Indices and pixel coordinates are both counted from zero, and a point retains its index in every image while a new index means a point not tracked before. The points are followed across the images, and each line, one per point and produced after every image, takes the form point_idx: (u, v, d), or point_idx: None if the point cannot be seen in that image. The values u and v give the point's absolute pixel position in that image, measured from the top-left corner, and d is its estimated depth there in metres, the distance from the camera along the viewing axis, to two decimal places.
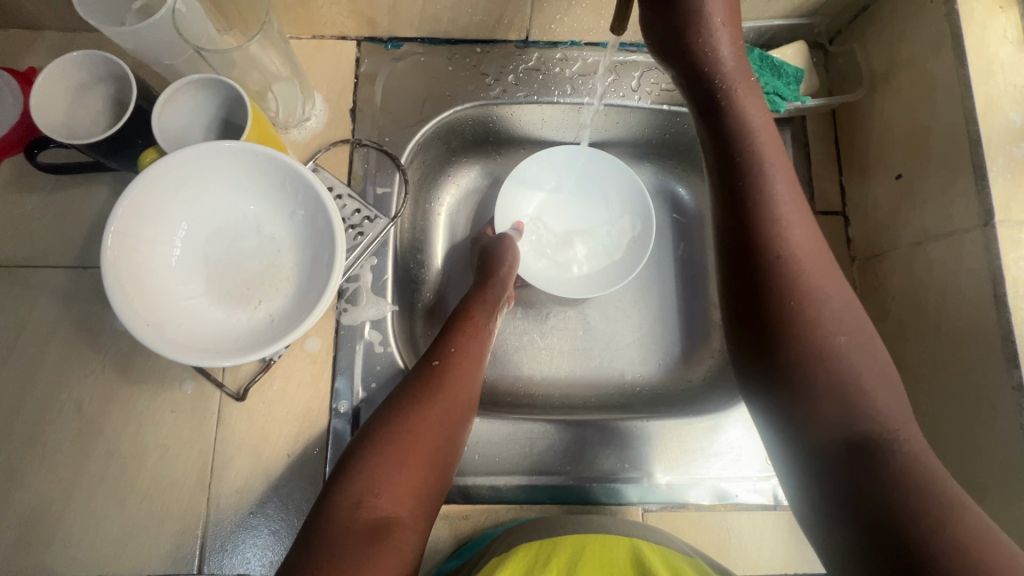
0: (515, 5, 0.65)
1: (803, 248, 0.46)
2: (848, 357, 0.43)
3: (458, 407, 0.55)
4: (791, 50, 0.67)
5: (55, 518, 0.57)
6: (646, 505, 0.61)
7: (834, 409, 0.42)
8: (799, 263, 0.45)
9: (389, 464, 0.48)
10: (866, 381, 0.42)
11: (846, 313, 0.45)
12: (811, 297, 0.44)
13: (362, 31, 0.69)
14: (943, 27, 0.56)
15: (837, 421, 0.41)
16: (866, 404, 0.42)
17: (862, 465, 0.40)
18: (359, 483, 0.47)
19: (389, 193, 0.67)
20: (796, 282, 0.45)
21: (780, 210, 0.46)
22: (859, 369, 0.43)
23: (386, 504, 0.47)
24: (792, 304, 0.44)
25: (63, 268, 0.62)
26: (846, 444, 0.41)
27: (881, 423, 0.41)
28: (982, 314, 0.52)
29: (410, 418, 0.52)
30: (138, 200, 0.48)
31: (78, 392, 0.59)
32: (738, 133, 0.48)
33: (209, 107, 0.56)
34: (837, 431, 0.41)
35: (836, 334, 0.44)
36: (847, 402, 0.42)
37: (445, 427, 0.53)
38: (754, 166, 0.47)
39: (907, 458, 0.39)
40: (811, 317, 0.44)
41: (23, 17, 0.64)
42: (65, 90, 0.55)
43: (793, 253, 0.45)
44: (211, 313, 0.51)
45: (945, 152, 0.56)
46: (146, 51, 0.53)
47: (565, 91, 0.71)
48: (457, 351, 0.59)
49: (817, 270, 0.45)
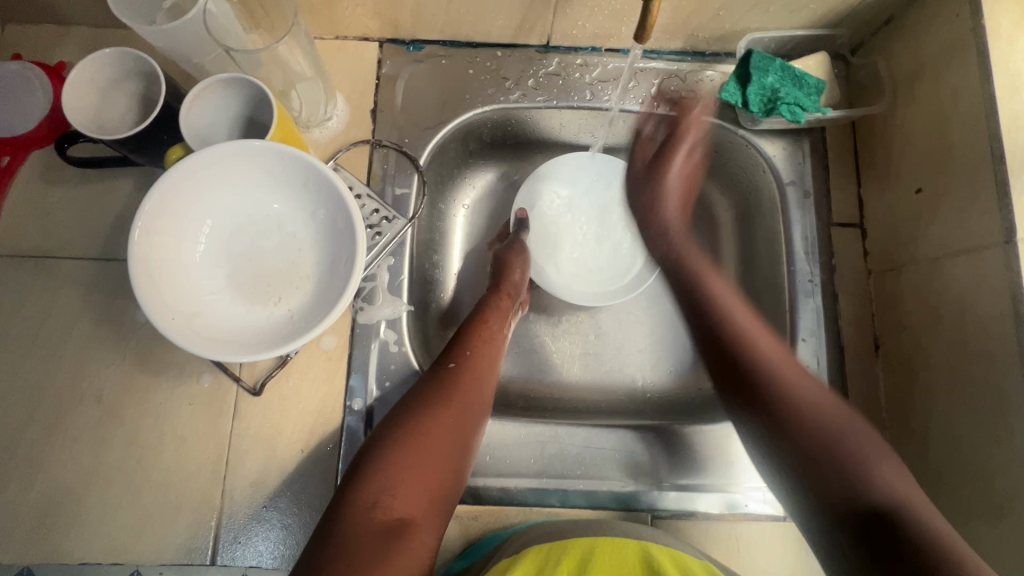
0: (538, 11, 0.65)
1: (771, 355, 0.56)
2: (799, 389, 0.53)
3: (471, 410, 0.56)
4: (813, 60, 0.67)
5: (73, 505, 0.58)
6: (655, 511, 0.61)
7: (841, 488, 0.48)
8: (757, 353, 0.56)
9: (404, 466, 0.49)
10: (820, 407, 0.52)
11: (831, 413, 0.52)
12: (783, 386, 0.54)
13: (385, 33, 0.70)
14: (968, 42, 0.55)
15: (845, 497, 0.47)
16: (872, 478, 0.47)
17: (857, 489, 0.47)
18: (374, 484, 0.48)
19: (408, 194, 0.67)
20: (766, 366, 0.55)
21: (746, 335, 0.58)
22: (852, 445, 0.50)
23: (402, 505, 0.47)
24: (778, 418, 0.52)
25: (85, 260, 0.63)
26: (862, 513, 0.46)
27: (884, 490, 0.46)
28: (1001, 332, 0.52)
29: (426, 419, 0.53)
30: (164, 198, 0.48)
31: (100, 382, 0.61)
32: (703, 297, 0.62)
33: (235, 106, 0.56)
34: (849, 507, 0.46)
35: (822, 418, 0.52)
36: (851, 480, 0.48)
37: (458, 430, 0.54)
38: (764, 380, 0.54)
39: (920, 523, 0.44)
40: (789, 398, 0.53)
41: (56, 12, 0.66)
42: (96, 86, 0.56)
43: (754, 346, 0.57)
44: (232, 309, 0.52)
45: (968, 168, 0.55)
46: (176, 50, 0.54)
47: (585, 97, 0.71)
48: (472, 353, 0.60)
49: (779, 360, 0.56)
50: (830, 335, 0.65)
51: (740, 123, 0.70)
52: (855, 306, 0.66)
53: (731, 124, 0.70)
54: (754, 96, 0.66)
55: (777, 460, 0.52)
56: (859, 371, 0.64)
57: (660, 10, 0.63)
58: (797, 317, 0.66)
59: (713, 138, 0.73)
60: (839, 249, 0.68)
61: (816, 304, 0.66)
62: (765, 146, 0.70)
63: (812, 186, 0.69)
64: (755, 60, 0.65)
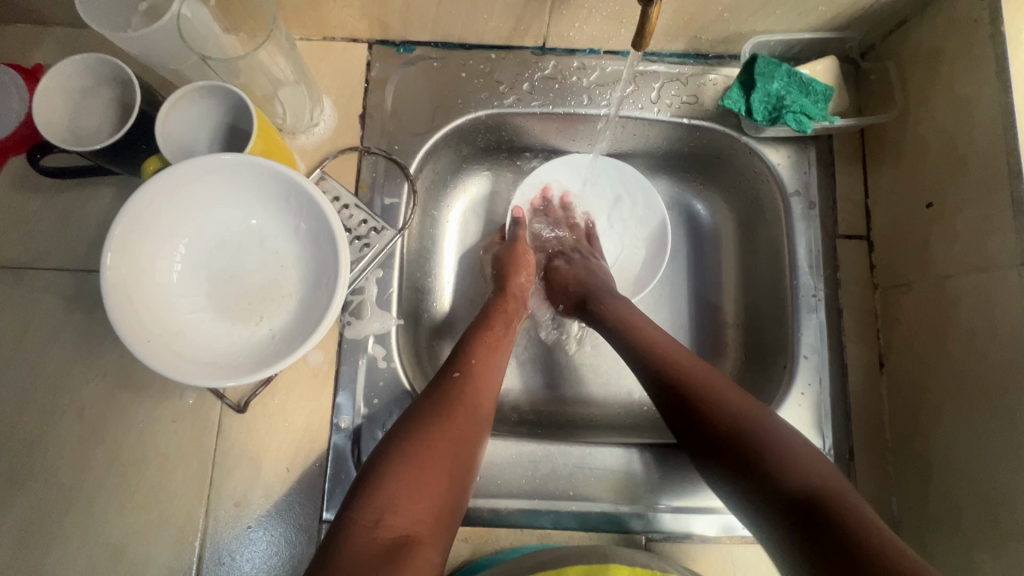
0: (534, 13, 0.62)
1: (672, 349, 0.57)
2: (759, 429, 0.49)
3: (476, 420, 0.54)
4: (821, 65, 0.64)
5: (54, 524, 0.57)
6: (649, 534, 0.60)
7: (780, 473, 0.46)
8: (660, 352, 0.56)
9: (408, 481, 0.48)
10: (794, 464, 0.46)
11: (739, 396, 0.52)
12: (693, 376, 0.53)
13: (374, 34, 0.67)
14: (987, 50, 0.52)
15: (784, 484, 0.45)
16: (793, 459, 0.46)
17: (837, 539, 0.41)
18: (377, 501, 0.46)
19: (397, 204, 0.65)
20: (671, 361, 0.55)
21: (700, 380, 0.53)
22: (769, 424, 0.49)
23: (405, 522, 0.46)
24: (706, 410, 0.51)
25: (65, 272, 0.62)
26: (798, 500, 0.44)
27: (804, 474, 0.45)
28: (1015, 358, 0.49)
29: (430, 431, 0.52)
30: (135, 219, 0.46)
31: (81, 398, 0.59)
32: (631, 333, 0.59)
33: (214, 114, 0.54)
34: (788, 494, 0.44)
35: (736, 401, 0.51)
36: (776, 459, 0.46)
37: (463, 443, 0.52)
38: (726, 432, 0.49)
39: (846, 506, 0.43)
40: (705, 389, 0.52)
41: (32, 12, 0.63)
42: (69, 94, 0.54)
43: (656, 346, 0.57)
44: (214, 329, 0.50)
45: (982, 184, 0.53)
46: (151, 56, 0.52)
47: (582, 102, 0.68)
48: (476, 361, 0.59)
49: (680, 353, 0.56)
50: (833, 353, 0.63)
51: (743, 130, 0.67)
52: (860, 322, 0.64)
53: (734, 130, 0.68)
54: (757, 104, 0.63)
55: (751, 504, 0.47)
56: (863, 390, 0.62)
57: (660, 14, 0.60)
58: (800, 333, 0.64)
59: (715, 144, 0.71)
60: (845, 263, 0.65)
61: (819, 320, 0.64)
62: (769, 154, 0.67)
63: (817, 196, 0.66)
64: (760, 65, 0.63)
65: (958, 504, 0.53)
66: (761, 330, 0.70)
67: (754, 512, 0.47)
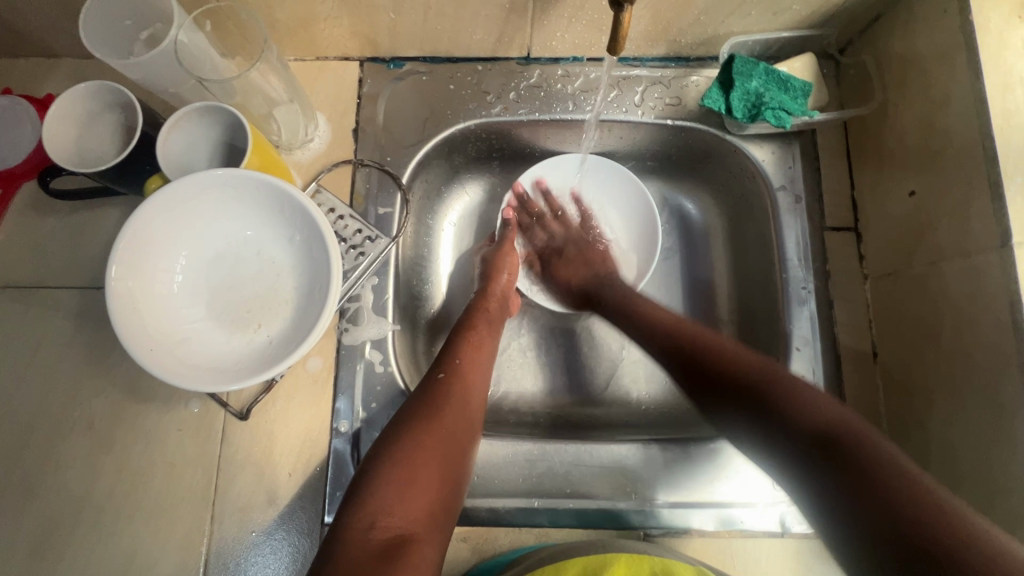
0: (515, 24, 0.64)
1: (637, 298, 0.67)
2: (719, 355, 0.55)
3: (464, 420, 0.56)
4: (799, 62, 0.65)
5: (67, 533, 0.58)
6: (647, 529, 0.60)
7: (737, 386, 0.52)
8: (631, 304, 0.66)
9: (400, 481, 0.49)
10: (740, 366, 0.54)
11: (698, 329, 0.60)
12: (654, 319, 0.63)
13: (365, 52, 0.70)
14: (957, 38, 0.53)
15: (742, 394, 0.52)
16: (746, 371, 0.53)
17: (788, 428, 0.47)
18: (371, 504, 0.47)
19: (390, 213, 0.67)
20: (638, 310, 0.65)
21: (663, 320, 0.62)
22: (727, 347, 0.56)
23: (400, 521, 0.47)
24: (671, 342, 0.59)
25: (74, 290, 0.64)
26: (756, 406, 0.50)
27: (761, 379, 0.52)
28: (998, 340, 0.49)
29: (420, 433, 0.53)
30: (139, 234, 0.49)
31: (91, 411, 0.61)
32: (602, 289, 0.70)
33: (212, 134, 0.57)
34: (746, 402, 0.51)
35: (695, 333, 0.59)
36: (732, 373, 0.53)
37: (452, 442, 0.54)
38: (684, 354, 0.58)
39: (801, 400, 0.48)
40: (665, 327, 0.61)
41: (44, 46, 0.67)
42: (77, 120, 0.57)
43: (625, 301, 0.67)
44: (215, 338, 0.52)
45: (959, 170, 0.53)
46: (152, 80, 0.55)
47: (567, 108, 0.70)
48: (462, 361, 0.60)
49: (647, 304, 0.65)
50: (825, 345, 0.63)
51: (726, 128, 0.69)
52: (851, 313, 0.64)
53: (717, 129, 0.69)
54: (737, 101, 0.64)
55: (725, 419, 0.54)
56: (857, 381, 0.62)
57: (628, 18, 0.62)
58: (792, 326, 0.64)
59: (700, 144, 0.72)
60: (833, 255, 0.66)
61: (810, 313, 0.64)
62: (753, 151, 0.68)
63: (803, 190, 0.67)
64: (738, 64, 0.64)
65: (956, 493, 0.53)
66: (754, 325, 0.70)
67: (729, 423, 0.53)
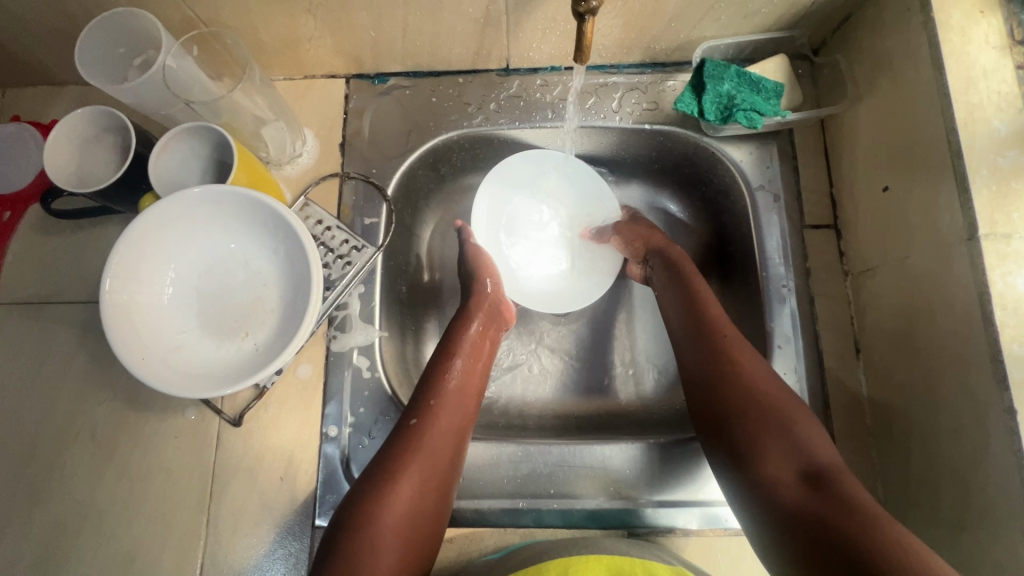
0: (492, 37, 0.66)
1: (709, 299, 0.61)
2: (764, 396, 0.53)
3: (446, 445, 0.56)
4: (771, 64, 0.67)
5: (70, 539, 0.61)
6: (631, 528, 0.61)
7: (775, 432, 0.51)
8: (699, 300, 0.61)
9: (382, 522, 0.49)
10: (778, 412, 0.52)
11: (755, 357, 0.56)
12: (718, 329, 0.58)
13: (351, 69, 0.72)
14: (921, 35, 0.54)
15: (777, 445, 0.50)
16: (785, 420, 0.51)
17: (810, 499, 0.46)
18: (355, 546, 0.48)
19: (376, 223, 0.69)
20: (702, 313, 0.60)
21: (722, 336, 0.57)
22: (773, 390, 0.53)
23: (382, 562, 0.48)
24: (725, 361, 0.56)
25: (77, 305, 0.67)
26: (790, 462, 0.49)
27: (790, 430, 0.50)
28: (970, 332, 0.49)
29: (403, 470, 0.52)
30: (130, 249, 0.51)
31: (93, 420, 0.64)
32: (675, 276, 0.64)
33: (200, 153, 0.59)
34: (779, 457, 0.49)
35: (749, 363, 0.55)
36: (771, 415, 0.52)
37: (435, 474, 0.54)
38: (728, 382, 0.54)
39: (827, 471, 0.48)
40: (725, 340, 0.57)
41: (49, 75, 0.71)
42: (77, 144, 0.60)
43: (699, 296, 0.61)
44: (205, 347, 0.54)
45: (927, 163, 0.53)
46: (144, 104, 0.58)
47: (546, 117, 0.72)
48: (450, 388, 0.59)
49: (715, 308, 0.60)
50: (807, 342, 0.64)
51: (703, 131, 0.69)
52: (833, 310, 0.64)
53: (694, 132, 0.70)
54: (709, 104, 0.66)
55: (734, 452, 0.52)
56: (839, 378, 0.63)
57: (595, 28, 0.64)
58: (774, 325, 0.64)
59: (680, 148, 0.73)
60: (814, 252, 0.66)
61: (791, 310, 0.64)
62: (730, 152, 0.69)
63: (781, 189, 0.68)
64: (709, 68, 0.66)
65: (938, 489, 0.52)
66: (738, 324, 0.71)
67: (737, 457, 0.52)
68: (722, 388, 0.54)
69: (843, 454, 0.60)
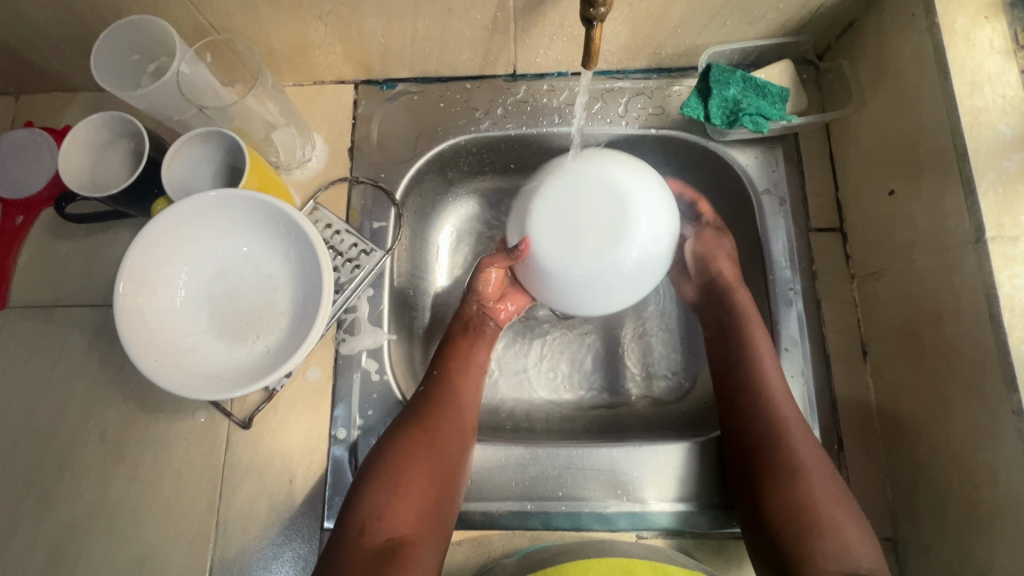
0: (500, 43, 0.67)
1: (772, 372, 0.60)
2: (815, 486, 0.53)
3: (453, 435, 0.58)
4: (776, 69, 0.67)
5: (80, 540, 0.61)
6: (638, 530, 0.61)
7: (825, 527, 0.51)
8: (758, 370, 0.60)
9: (389, 488, 0.52)
10: (827, 505, 0.52)
11: (813, 442, 0.56)
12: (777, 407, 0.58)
13: (359, 75, 0.73)
14: (926, 40, 0.54)
15: (824, 539, 0.51)
16: (833, 513, 0.52)
17: None
18: (365, 509, 0.51)
19: (385, 227, 0.70)
20: (763, 386, 0.59)
21: (780, 416, 0.57)
22: (826, 480, 0.53)
23: (391, 526, 0.51)
24: (781, 440, 0.56)
25: (87, 307, 0.68)
26: (833, 556, 0.50)
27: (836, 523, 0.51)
28: (978, 334, 0.49)
29: (402, 441, 0.56)
30: (143, 252, 0.52)
31: (104, 422, 0.64)
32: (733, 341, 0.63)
33: (212, 157, 0.60)
34: (823, 549, 0.50)
35: (804, 446, 0.55)
36: (820, 508, 0.52)
37: (440, 452, 0.56)
38: (783, 465, 0.54)
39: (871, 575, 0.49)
40: (783, 419, 0.57)
41: (62, 81, 0.72)
42: (91, 149, 0.61)
43: (758, 364, 0.60)
44: (216, 349, 0.55)
45: (934, 167, 0.54)
46: (158, 109, 0.59)
47: (553, 121, 0.73)
48: (449, 373, 0.63)
49: (776, 382, 0.59)
50: (814, 345, 0.64)
51: (709, 135, 0.70)
52: (840, 312, 0.65)
53: (700, 136, 0.71)
54: (715, 109, 0.66)
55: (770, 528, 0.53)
56: (846, 380, 0.63)
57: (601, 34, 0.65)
58: (781, 328, 0.64)
59: (686, 153, 0.73)
60: (820, 255, 0.66)
61: (798, 312, 0.65)
62: (736, 156, 0.70)
63: (787, 193, 0.68)
64: (715, 72, 0.66)
65: (947, 492, 0.52)
66: None
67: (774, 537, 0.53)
68: (774, 463, 0.55)
69: (852, 457, 0.60)
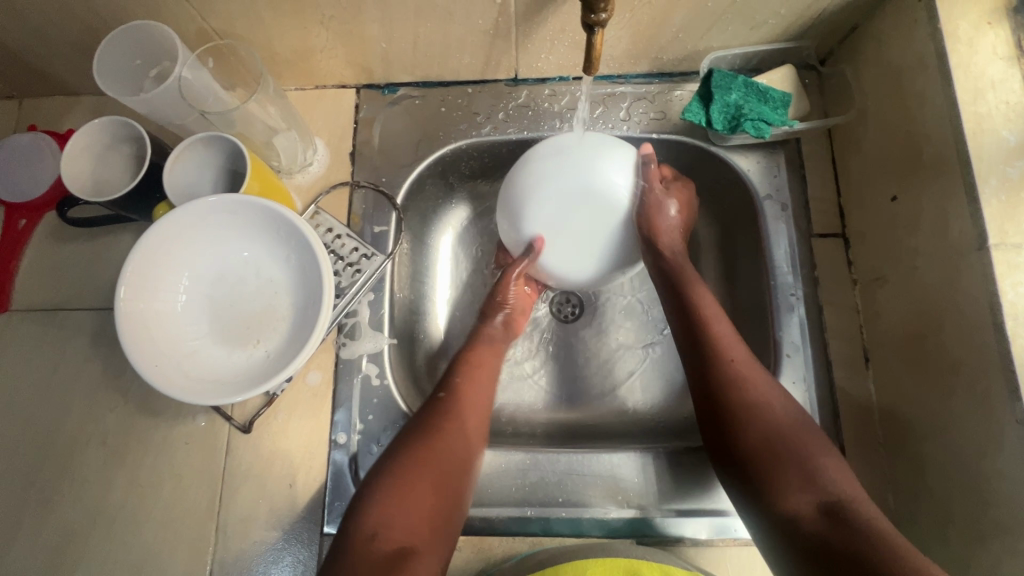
0: (501, 48, 0.67)
1: (716, 321, 0.61)
2: (776, 426, 0.53)
3: (462, 441, 0.57)
4: (778, 74, 0.67)
5: (81, 544, 0.61)
6: (638, 538, 0.60)
7: (792, 466, 0.51)
8: (704, 320, 0.60)
9: (399, 495, 0.51)
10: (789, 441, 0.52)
11: (762, 383, 0.56)
12: (725, 355, 0.58)
13: (361, 79, 0.73)
14: (929, 46, 0.54)
15: (795, 480, 0.50)
16: (798, 452, 0.51)
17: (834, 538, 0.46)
18: (374, 516, 0.50)
19: (386, 231, 0.70)
20: (709, 337, 0.59)
21: (727, 361, 0.57)
22: (783, 420, 0.54)
23: (401, 534, 0.49)
24: (733, 389, 0.56)
25: (89, 311, 0.68)
26: (809, 497, 0.49)
27: (804, 462, 0.51)
28: (981, 342, 0.49)
29: (416, 449, 0.55)
30: (143, 257, 0.52)
31: (105, 425, 0.64)
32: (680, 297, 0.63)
33: (213, 162, 0.60)
34: (796, 491, 0.50)
35: (757, 391, 0.55)
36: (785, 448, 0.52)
37: (451, 461, 0.56)
38: (740, 413, 0.54)
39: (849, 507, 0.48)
40: (731, 363, 0.57)
41: (65, 85, 0.72)
42: (92, 153, 0.61)
43: (704, 314, 0.61)
44: (216, 354, 0.55)
45: (937, 173, 0.53)
46: (160, 113, 0.59)
47: (555, 126, 0.72)
48: (461, 380, 0.62)
49: (721, 329, 0.60)
50: (816, 351, 0.63)
51: (710, 140, 0.70)
52: (842, 318, 0.64)
53: (701, 141, 0.71)
54: (717, 114, 0.66)
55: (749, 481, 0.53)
56: (848, 387, 0.62)
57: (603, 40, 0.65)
58: (782, 334, 0.64)
59: (688, 157, 0.73)
60: (822, 261, 0.66)
61: (800, 318, 0.64)
62: (738, 160, 0.69)
63: (790, 198, 0.68)
64: (716, 78, 0.66)
65: (950, 500, 0.52)
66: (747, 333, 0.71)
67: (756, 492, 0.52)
68: (733, 412, 0.55)
69: (854, 465, 0.60)
